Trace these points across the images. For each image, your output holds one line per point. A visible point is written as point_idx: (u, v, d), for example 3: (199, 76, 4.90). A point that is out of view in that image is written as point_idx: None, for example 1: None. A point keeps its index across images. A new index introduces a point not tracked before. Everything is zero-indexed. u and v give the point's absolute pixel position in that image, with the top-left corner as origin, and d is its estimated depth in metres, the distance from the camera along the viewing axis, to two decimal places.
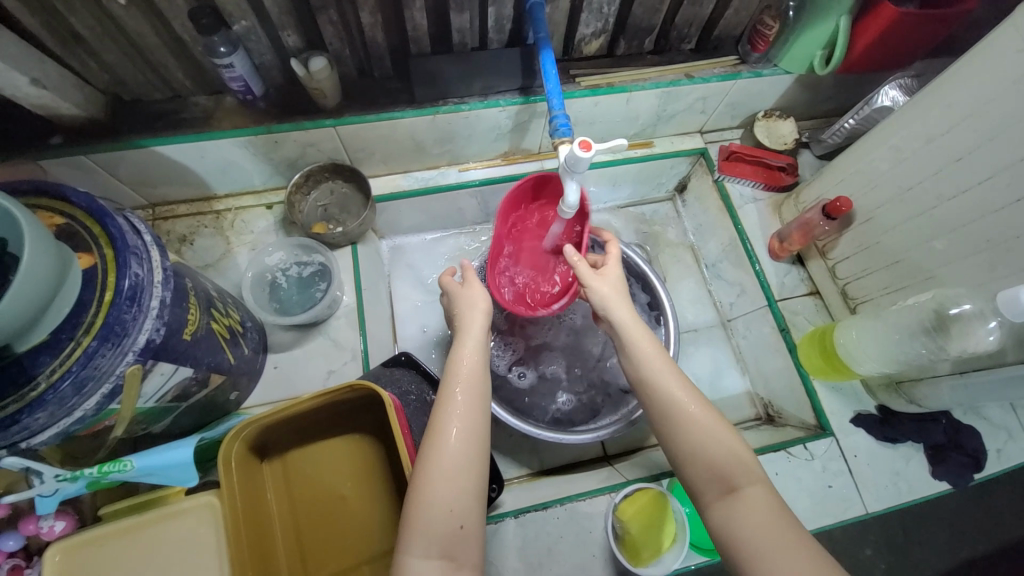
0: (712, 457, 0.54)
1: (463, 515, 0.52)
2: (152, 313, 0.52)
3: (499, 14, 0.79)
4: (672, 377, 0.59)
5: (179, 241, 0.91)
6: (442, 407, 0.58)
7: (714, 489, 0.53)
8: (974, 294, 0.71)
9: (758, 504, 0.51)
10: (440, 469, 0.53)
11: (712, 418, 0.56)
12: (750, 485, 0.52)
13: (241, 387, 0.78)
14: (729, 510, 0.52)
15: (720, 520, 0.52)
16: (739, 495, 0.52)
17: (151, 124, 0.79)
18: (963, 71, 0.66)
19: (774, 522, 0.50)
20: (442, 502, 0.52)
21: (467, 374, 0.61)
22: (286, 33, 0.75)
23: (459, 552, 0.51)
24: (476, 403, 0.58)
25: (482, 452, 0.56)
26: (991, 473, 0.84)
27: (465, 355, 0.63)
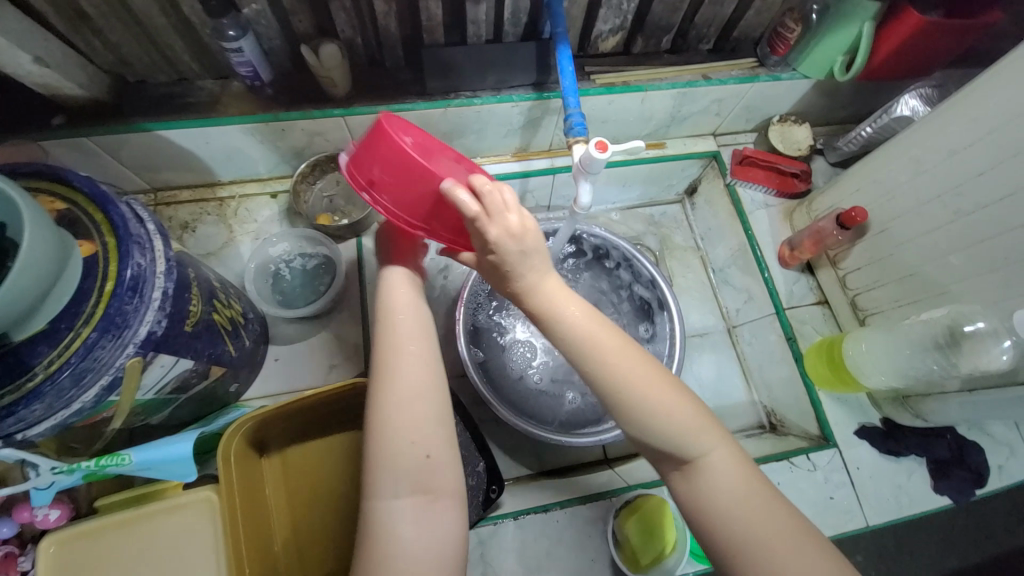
0: (667, 431, 0.50)
1: (427, 445, 0.52)
2: (155, 305, 0.50)
3: (515, 6, 0.77)
4: (618, 349, 0.51)
5: (182, 228, 0.90)
6: (384, 354, 0.55)
7: (673, 460, 0.51)
8: (989, 311, 0.70)
9: (723, 470, 0.50)
10: (393, 409, 0.52)
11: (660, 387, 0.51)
12: (711, 451, 0.50)
13: (241, 379, 0.77)
14: (691, 481, 0.50)
15: (686, 493, 0.51)
16: (702, 468, 0.50)
17: (155, 107, 0.77)
18: (988, 84, 0.65)
19: (744, 491, 0.49)
20: (401, 440, 0.51)
21: (400, 321, 0.57)
22: (297, 19, 0.73)
23: (432, 483, 0.51)
24: (418, 348, 0.56)
25: (433, 389, 0.54)
26: (993, 489, 0.83)
27: (390, 296, 0.58)
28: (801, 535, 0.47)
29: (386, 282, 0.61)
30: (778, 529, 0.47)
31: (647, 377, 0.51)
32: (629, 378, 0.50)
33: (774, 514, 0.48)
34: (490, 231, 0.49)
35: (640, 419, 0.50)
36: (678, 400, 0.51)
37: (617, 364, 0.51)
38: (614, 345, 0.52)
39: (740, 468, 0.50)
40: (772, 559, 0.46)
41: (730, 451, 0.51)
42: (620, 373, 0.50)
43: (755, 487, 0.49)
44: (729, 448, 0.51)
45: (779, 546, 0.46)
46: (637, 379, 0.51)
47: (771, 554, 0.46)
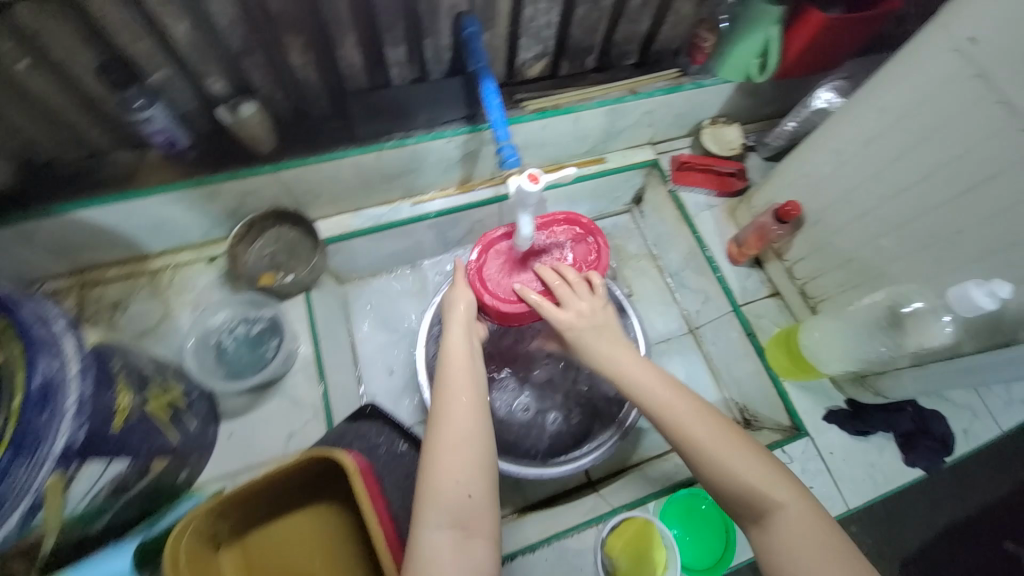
0: (736, 482, 0.52)
1: (469, 484, 0.54)
2: (70, 413, 0.47)
3: (436, 45, 0.77)
4: (686, 406, 0.57)
5: (112, 307, 0.84)
6: (444, 399, 0.60)
7: (747, 512, 0.53)
8: (925, 289, 0.73)
9: (795, 523, 0.50)
10: (444, 445, 0.56)
11: (731, 434, 0.55)
12: (786, 503, 0.51)
13: (190, 464, 0.74)
14: (763, 530, 0.51)
15: (756, 540, 0.52)
16: (772, 518, 0.51)
17: (67, 188, 0.73)
18: (890, 77, 0.68)
19: (810, 534, 0.49)
20: (448, 476, 0.54)
21: (458, 367, 0.63)
22: (209, 81, 0.70)
23: (470, 520, 0.53)
24: (472, 394, 0.60)
25: (486, 428, 0.58)
26: (960, 454, 0.86)
27: (452, 345, 0.65)
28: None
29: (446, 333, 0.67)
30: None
31: (716, 430, 0.55)
32: (695, 432, 0.55)
33: (843, 562, 0.47)
34: (565, 318, 0.65)
35: (711, 471, 0.54)
36: (745, 452, 0.53)
37: (686, 420, 0.56)
38: (682, 405, 0.57)
39: (812, 519, 0.50)
40: None
41: (805, 504, 0.51)
42: (687, 426, 0.55)
43: (827, 541, 0.49)
44: (805, 502, 0.51)
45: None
46: (703, 433, 0.55)
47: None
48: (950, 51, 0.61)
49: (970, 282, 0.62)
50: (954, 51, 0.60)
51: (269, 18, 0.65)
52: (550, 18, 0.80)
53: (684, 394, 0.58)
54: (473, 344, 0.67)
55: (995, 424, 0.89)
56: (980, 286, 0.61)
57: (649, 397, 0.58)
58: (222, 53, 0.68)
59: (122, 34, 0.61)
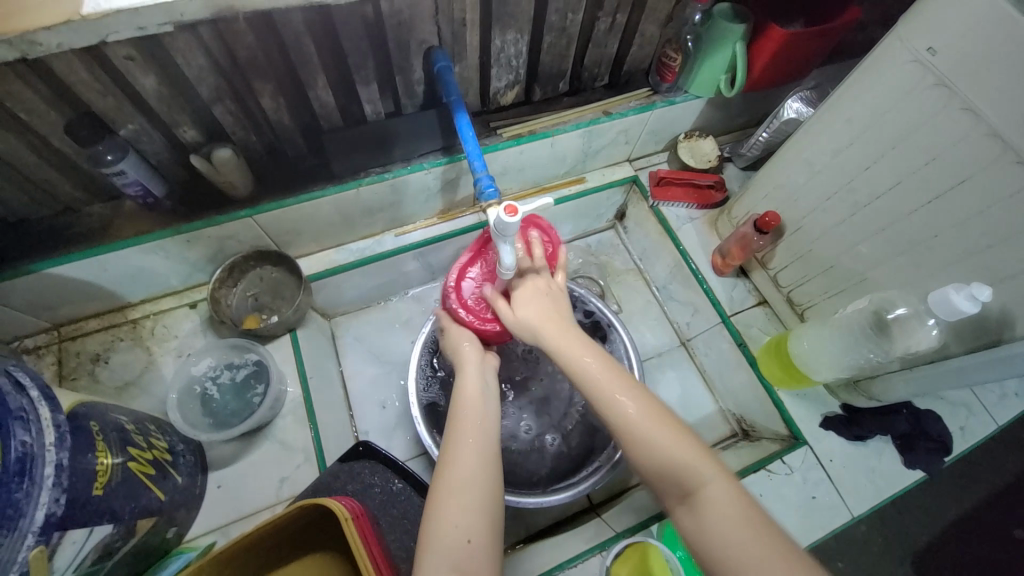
0: (668, 464, 0.52)
1: (468, 528, 0.52)
2: (49, 483, 0.46)
3: (407, 80, 0.78)
4: (617, 388, 0.58)
5: (92, 361, 0.82)
6: (450, 442, 0.60)
7: (676, 494, 0.52)
8: (907, 294, 0.73)
9: (719, 500, 0.49)
10: (450, 488, 0.55)
11: (664, 423, 0.55)
12: (709, 480, 0.51)
13: (180, 520, 0.72)
14: (691, 512, 0.50)
15: (686, 525, 0.51)
16: (700, 497, 0.50)
17: (41, 245, 0.72)
18: (855, 88, 0.69)
19: (738, 516, 0.48)
20: (448, 520, 0.53)
21: (469, 410, 0.63)
22: (181, 130, 0.70)
23: (470, 565, 0.50)
24: (479, 436, 0.60)
25: (493, 471, 0.58)
26: (959, 452, 0.86)
27: (466, 386, 0.67)
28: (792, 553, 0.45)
29: (460, 377, 0.69)
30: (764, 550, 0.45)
31: (646, 414, 0.56)
32: (627, 416, 0.56)
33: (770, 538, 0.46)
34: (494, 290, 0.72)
35: (641, 453, 0.54)
36: (675, 435, 0.54)
37: (619, 403, 0.57)
38: (616, 389, 0.58)
39: (739, 497, 0.49)
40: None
41: (731, 483, 0.51)
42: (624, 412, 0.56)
43: (755, 518, 0.48)
44: (728, 480, 0.51)
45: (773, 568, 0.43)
46: (636, 414, 0.56)
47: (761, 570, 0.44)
48: (910, 62, 0.62)
49: (950, 287, 0.63)
50: (913, 62, 0.62)
51: (237, 65, 0.65)
52: (519, 47, 0.81)
53: (619, 375, 0.60)
54: (486, 386, 0.68)
55: (990, 419, 0.88)
56: (960, 291, 0.62)
57: (585, 377, 0.60)
58: (192, 102, 0.68)
59: (90, 92, 0.60)
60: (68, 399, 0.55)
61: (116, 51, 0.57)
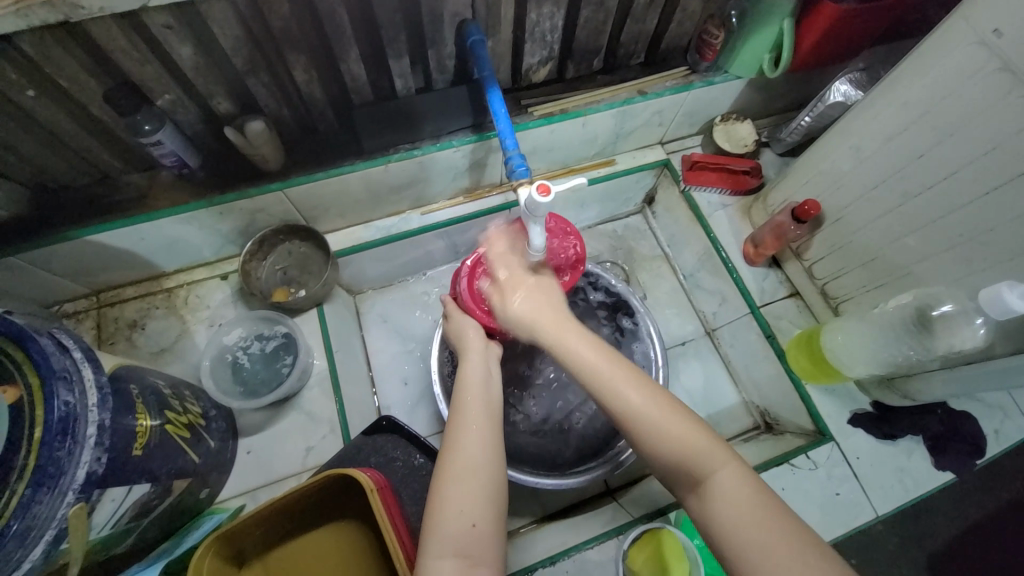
0: (675, 453, 0.51)
1: (473, 515, 0.52)
2: (91, 442, 0.48)
3: (439, 54, 0.77)
4: (618, 373, 0.56)
5: (130, 327, 0.85)
6: (453, 430, 0.60)
7: (684, 482, 0.51)
8: (953, 291, 0.70)
9: (730, 490, 0.48)
10: (452, 476, 0.55)
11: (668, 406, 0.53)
12: (720, 468, 0.49)
13: (212, 482, 0.74)
14: (702, 500, 0.49)
15: (696, 510, 0.50)
16: (710, 485, 0.49)
17: (82, 212, 0.74)
18: (914, 69, 0.65)
19: (747, 502, 0.47)
20: (452, 507, 0.53)
21: (471, 398, 0.63)
22: (215, 101, 0.70)
23: (475, 551, 0.50)
24: (481, 423, 0.60)
25: (495, 459, 0.57)
26: (993, 455, 0.83)
27: (469, 373, 0.67)
28: (805, 545, 0.43)
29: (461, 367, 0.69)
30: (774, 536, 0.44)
31: (653, 400, 0.54)
32: (634, 402, 0.53)
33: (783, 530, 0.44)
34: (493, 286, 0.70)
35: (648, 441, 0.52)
36: (683, 420, 0.52)
37: (623, 390, 0.54)
38: (615, 372, 0.56)
39: (747, 486, 0.48)
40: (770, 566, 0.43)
41: (743, 471, 0.49)
42: (623, 393, 0.54)
43: (768, 510, 0.46)
44: (739, 467, 0.49)
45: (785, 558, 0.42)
46: (640, 402, 0.53)
47: (773, 563, 0.43)
48: (975, 43, 0.58)
49: (1003, 285, 0.59)
50: (979, 43, 0.57)
51: (271, 35, 0.65)
52: (555, 22, 0.78)
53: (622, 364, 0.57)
54: (488, 374, 0.68)
55: None
56: (1013, 288, 0.59)
57: (583, 365, 0.57)
58: (226, 73, 0.68)
59: (128, 61, 0.61)
60: (109, 361, 0.57)
61: (154, 19, 0.57)
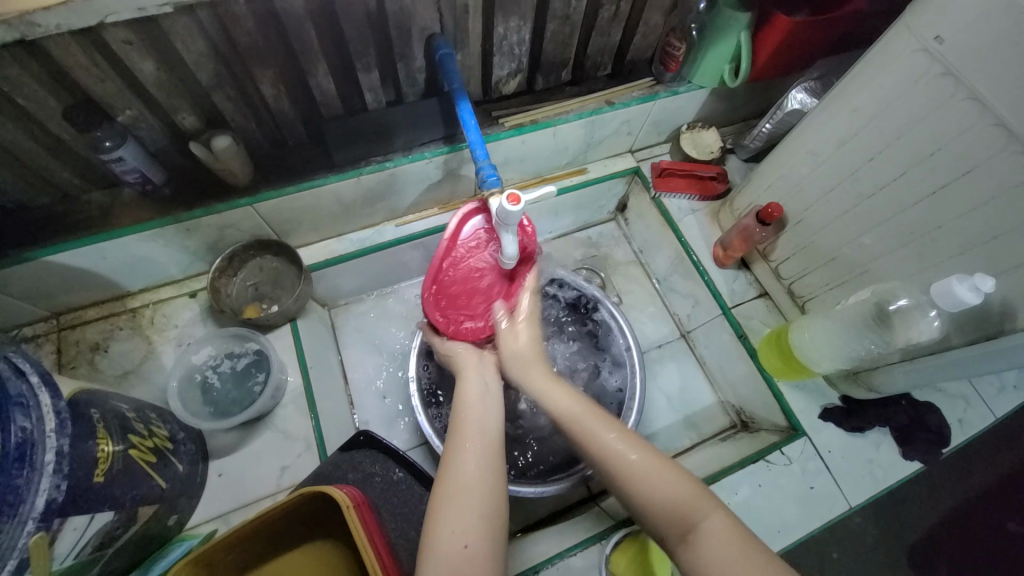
0: (665, 502, 0.52)
1: (466, 534, 0.52)
2: (50, 469, 0.46)
3: (409, 67, 0.77)
4: (602, 425, 0.59)
5: (92, 349, 0.82)
6: (452, 449, 0.60)
7: (675, 534, 0.51)
8: (909, 286, 0.73)
9: (719, 538, 0.48)
10: (449, 493, 0.55)
11: (657, 463, 0.55)
12: (709, 518, 0.50)
13: (181, 508, 0.72)
14: (692, 553, 0.49)
15: (685, 562, 0.49)
16: (701, 535, 0.49)
17: (40, 233, 0.72)
18: (863, 76, 0.68)
19: (738, 553, 0.47)
20: (447, 525, 0.52)
21: (472, 413, 0.64)
22: (180, 116, 0.69)
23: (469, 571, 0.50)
24: (482, 440, 0.60)
25: (496, 475, 0.57)
26: (957, 444, 0.86)
27: (467, 387, 0.67)
28: None
29: (460, 383, 0.69)
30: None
31: (643, 454, 0.56)
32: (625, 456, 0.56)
33: None
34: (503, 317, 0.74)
35: (638, 495, 0.54)
36: (674, 477, 0.53)
37: (613, 444, 0.57)
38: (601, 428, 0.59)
39: (737, 534, 0.48)
40: None
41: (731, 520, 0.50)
42: (611, 447, 0.57)
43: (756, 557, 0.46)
44: (729, 515, 0.50)
45: None
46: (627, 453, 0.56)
47: None
48: (916, 51, 0.61)
49: (954, 278, 0.63)
50: (920, 51, 0.61)
51: (237, 50, 0.64)
52: (522, 35, 0.79)
53: (610, 420, 0.60)
54: (488, 389, 0.68)
55: (989, 412, 0.89)
56: (963, 281, 0.62)
57: (571, 425, 0.61)
58: (190, 87, 0.67)
59: (87, 76, 0.59)
60: (69, 386, 0.55)
61: (115, 35, 0.56)
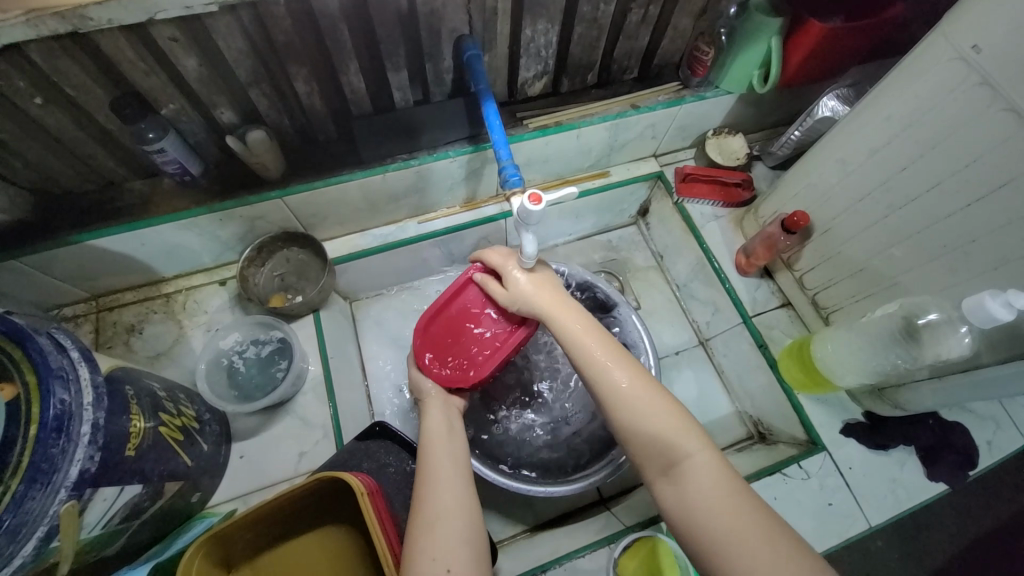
0: (651, 430, 0.55)
1: (445, 557, 0.53)
2: (84, 441, 0.48)
3: (437, 68, 0.79)
4: (599, 348, 0.63)
5: (127, 331, 0.86)
6: (423, 479, 0.61)
7: (658, 467, 0.54)
8: (939, 300, 0.71)
9: (701, 471, 0.51)
10: (424, 521, 0.56)
11: (651, 395, 0.58)
12: (694, 453, 0.53)
13: (203, 486, 0.75)
14: (673, 483, 0.52)
15: (668, 492, 0.52)
16: (684, 467, 0.52)
17: (84, 218, 0.76)
18: (897, 82, 0.67)
19: (716, 487, 0.50)
20: (426, 552, 0.53)
21: (437, 443, 0.66)
22: (219, 111, 0.72)
23: None
24: (451, 465, 0.63)
25: (468, 499, 0.59)
26: (985, 467, 0.83)
27: (431, 424, 0.70)
28: (765, 526, 0.46)
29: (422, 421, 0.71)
30: (731, 512, 0.48)
31: (637, 384, 0.59)
32: (618, 381, 0.59)
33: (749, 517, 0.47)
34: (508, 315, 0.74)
35: (629, 417, 0.57)
36: (666, 410, 0.56)
37: (610, 374, 0.60)
38: (602, 356, 0.62)
39: (717, 468, 0.51)
40: (730, 548, 0.46)
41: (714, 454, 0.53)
42: (608, 375, 0.60)
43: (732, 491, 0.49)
44: (713, 452, 0.53)
45: (748, 540, 0.45)
46: (621, 378, 0.59)
47: (739, 545, 0.45)
48: (953, 59, 0.60)
49: (986, 293, 0.61)
50: (957, 59, 0.59)
51: (274, 49, 0.67)
52: (549, 38, 0.80)
53: (609, 346, 0.63)
54: (452, 423, 0.71)
55: (1021, 435, 0.85)
56: (996, 297, 0.60)
57: (576, 348, 0.64)
58: (229, 83, 0.70)
59: (133, 70, 0.62)
60: (106, 363, 0.58)
61: (161, 31, 0.59)
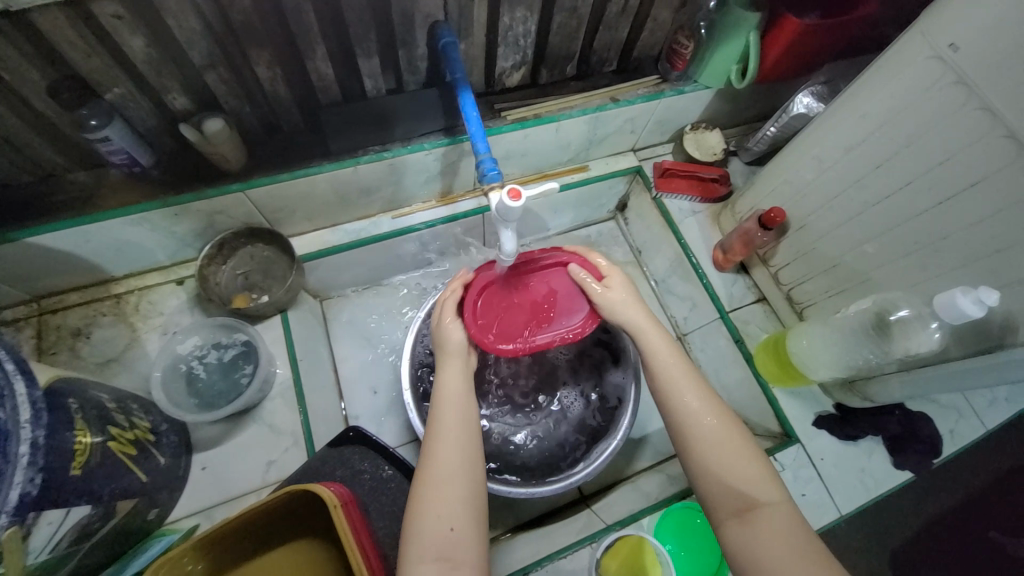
0: (729, 473, 0.56)
1: (452, 517, 0.54)
2: (23, 461, 0.43)
3: (410, 55, 0.75)
4: (684, 379, 0.62)
5: (73, 336, 0.79)
6: (433, 435, 0.60)
7: (729, 508, 0.55)
8: (909, 296, 0.73)
9: (776, 523, 0.52)
10: (432, 479, 0.56)
11: (735, 438, 0.58)
12: (772, 504, 0.54)
13: (162, 502, 0.70)
14: (746, 527, 0.53)
15: (736, 534, 0.53)
16: (758, 516, 0.53)
17: (20, 213, 0.69)
18: (874, 80, 0.67)
19: (791, 541, 0.51)
20: (432, 511, 0.54)
21: (452, 400, 0.64)
22: (171, 97, 0.67)
23: (456, 552, 0.52)
24: (463, 427, 0.61)
25: (474, 456, 0.59)
26: (948, 454, 0.86)
27: (447, 376, 0.67)
28: None
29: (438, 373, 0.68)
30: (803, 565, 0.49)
31: (721, 424, 0.59)
32: (703, 418, 0.59)
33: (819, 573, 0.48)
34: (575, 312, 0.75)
35: (707, 455, 0.57)
36: (749, 458, 0.57)
37: (695, 410, 0.60)
38: (687, 389, 0.61)
39: (798, 528, 0.52)
40: None
41: (790, 507, 0.54)
42: (692, 408, 0.60)
43: (814, 553, 0.50)
44: (791, 508, 0.54)
45: None
46: (704, 413, 0.59)
47: None
48: (928, 57, 0.60)
49: (957, 290, 0.62)
50: (932, 58, 0.60)
51: (232, 30, 0.62)
52: (528, 26, 0.77)
53: (694, 377, 0.63)
54: (467, 378, 0.68)
55: (980, 423, 0.89)
56: (966, 294, 0.61)
57: (659, 368, 0.64)
58: (182, 67, 0.64)
59: (72, 51, 0.56)
60: (46, 373, 0.53)
61: (103, 8, 0.53)
